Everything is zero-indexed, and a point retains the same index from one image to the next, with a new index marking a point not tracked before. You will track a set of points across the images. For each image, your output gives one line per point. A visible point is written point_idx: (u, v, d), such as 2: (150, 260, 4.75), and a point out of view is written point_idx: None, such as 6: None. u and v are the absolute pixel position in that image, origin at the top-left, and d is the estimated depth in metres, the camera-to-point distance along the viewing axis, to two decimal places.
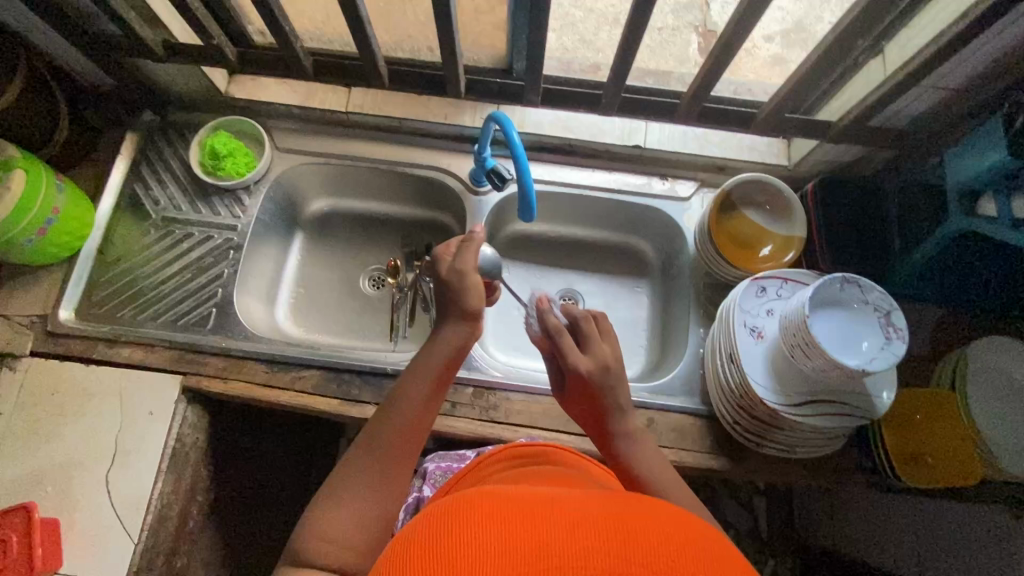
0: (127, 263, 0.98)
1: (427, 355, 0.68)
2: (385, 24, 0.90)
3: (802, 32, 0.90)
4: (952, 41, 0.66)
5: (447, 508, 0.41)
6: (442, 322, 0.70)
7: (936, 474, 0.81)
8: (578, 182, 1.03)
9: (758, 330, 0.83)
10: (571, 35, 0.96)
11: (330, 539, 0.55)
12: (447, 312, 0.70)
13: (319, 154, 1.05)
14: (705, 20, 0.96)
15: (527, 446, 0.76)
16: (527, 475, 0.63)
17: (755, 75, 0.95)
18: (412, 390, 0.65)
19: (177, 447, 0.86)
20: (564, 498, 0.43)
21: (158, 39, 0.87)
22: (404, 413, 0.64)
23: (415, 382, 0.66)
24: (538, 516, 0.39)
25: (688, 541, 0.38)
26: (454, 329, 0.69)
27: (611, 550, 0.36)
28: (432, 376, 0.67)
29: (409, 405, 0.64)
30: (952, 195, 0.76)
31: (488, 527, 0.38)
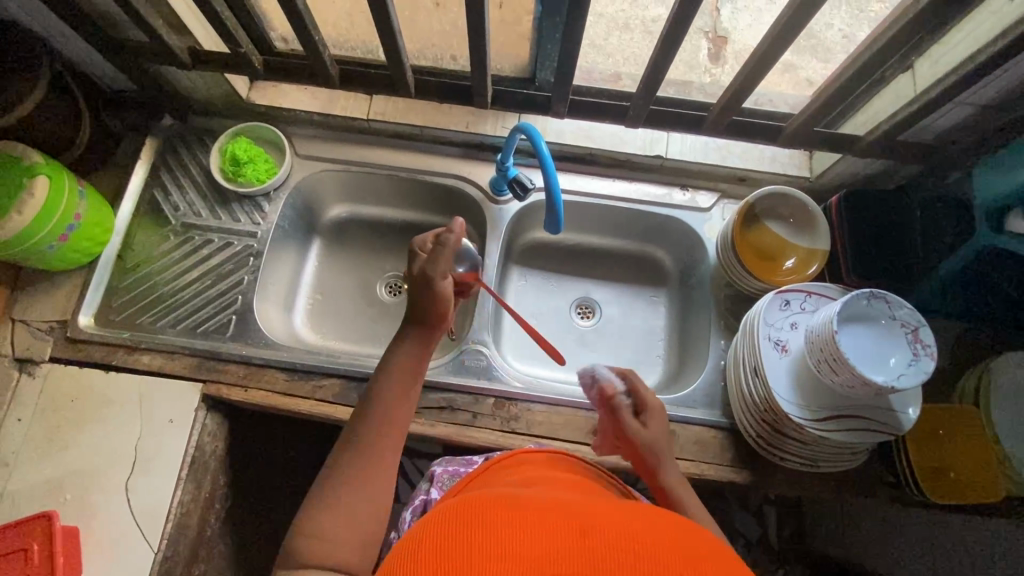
0: (147, 269, 0.98)
1: (399, 351, 0.70)
2: (411, 33, 0.90)
3: (811, 38, 0.89)
4: (990, 60, 0.66)
5: (461, 508, 0.41)
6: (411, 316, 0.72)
7: (958, 490, 0.80)
8: (598, 192, 1.03)
9: (782, 343, 0.82)
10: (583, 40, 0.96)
11: (326, 536, 0.53)
12: (420, 307, 0.71)
13: (339, 162, 1.05)
14: (716, 24, 0.95)
15: (538, 454, 0.74)
16: (536, 480, 0.61)
17: (767, 83, 0.94)
18: (387, 382, 0.66)
19: (197, 454, 0.86)
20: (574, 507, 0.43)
21: (185, 46, 0.87)
22: (384, 405, 0.64)
23: (393, 376, 0.67)
24: (553, 521, 0.39)
25: (697, 547, 0.39)
26: (422, 322, 0.71)
27: (622, 549, 0.37)
28: (407, 369, 0.68)
29: (386, 397, 0.65)
30: (980, 212, 0.80)
31: (501, 525, 0.38)
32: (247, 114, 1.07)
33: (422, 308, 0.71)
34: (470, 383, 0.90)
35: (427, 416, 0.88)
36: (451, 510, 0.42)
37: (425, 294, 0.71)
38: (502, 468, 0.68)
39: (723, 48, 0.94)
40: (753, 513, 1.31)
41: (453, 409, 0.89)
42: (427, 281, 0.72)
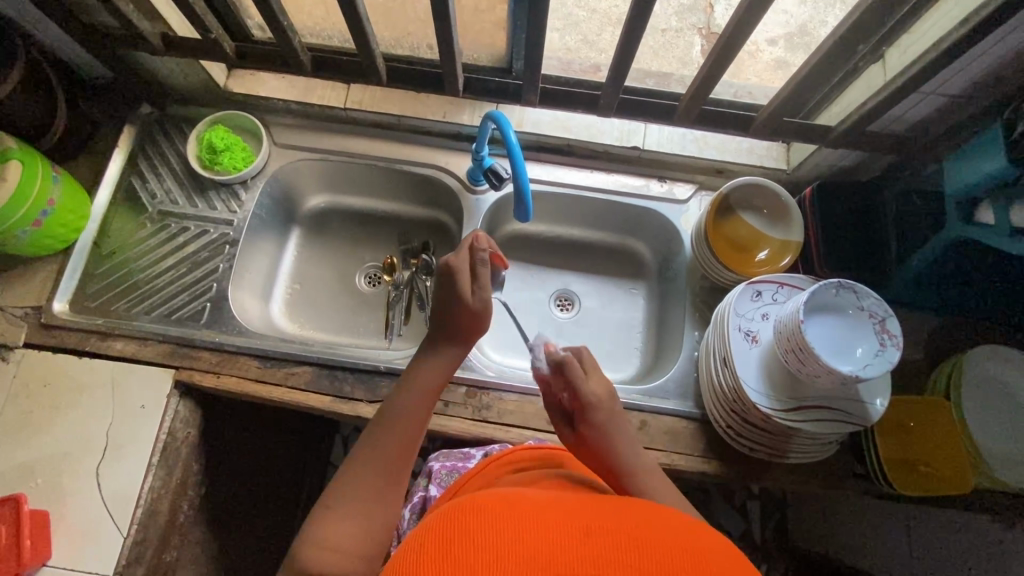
0: (124, 255, 0.98)
1: (422, 369, 0.71)
2: (384, 22, 0.89)
3: (806, 36, 0.83)
4: (955, 46, 0.65)
5: (472, 514, 0.41)
6: (438, 341, 0.74)
7: (931, 482, 0.80)
8: (577, 183, 1.03)
9: (753, 333, 0.82)
10: (575, 35, 0.92)
11: (336, 546, 0.55)
12: (451, 328, 0.73)
13: (317, 152, 1.05)
14: (710, 20, 0.88)
15: (529, 449, 0.73)
16: (535, 479, 0.61)
17: (758, 79, 0.92)
18: (405, 399, 0.68)
19: (169, 440, 0.86)
20: (579, 504, 0.45)
21: (157, 32, 0.87)
22: (404, 421, 0.66)
23: (413, 391, 0.69)
24: (567, 525, 0.39)
25: (697, 531, 0.42)
26: (446, 345, 0.73)
27: (641, 548, 0.38)
28: (430, 388, 0.70)
29: (405, 415, 0.67)
30: (950, 201, 0.75)
31: (524, 535, 0.38)
32: (226, 102, 1.07)
33: (449, 334, 0.73)
34: None
35: None
36: (461, 517, 0.41)
37: (456, 316, 0.73)
38: (503, 468, 0.69)
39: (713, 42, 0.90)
40: (737, 508, 1.31)
41: None
42: (457, 307, 0.73)
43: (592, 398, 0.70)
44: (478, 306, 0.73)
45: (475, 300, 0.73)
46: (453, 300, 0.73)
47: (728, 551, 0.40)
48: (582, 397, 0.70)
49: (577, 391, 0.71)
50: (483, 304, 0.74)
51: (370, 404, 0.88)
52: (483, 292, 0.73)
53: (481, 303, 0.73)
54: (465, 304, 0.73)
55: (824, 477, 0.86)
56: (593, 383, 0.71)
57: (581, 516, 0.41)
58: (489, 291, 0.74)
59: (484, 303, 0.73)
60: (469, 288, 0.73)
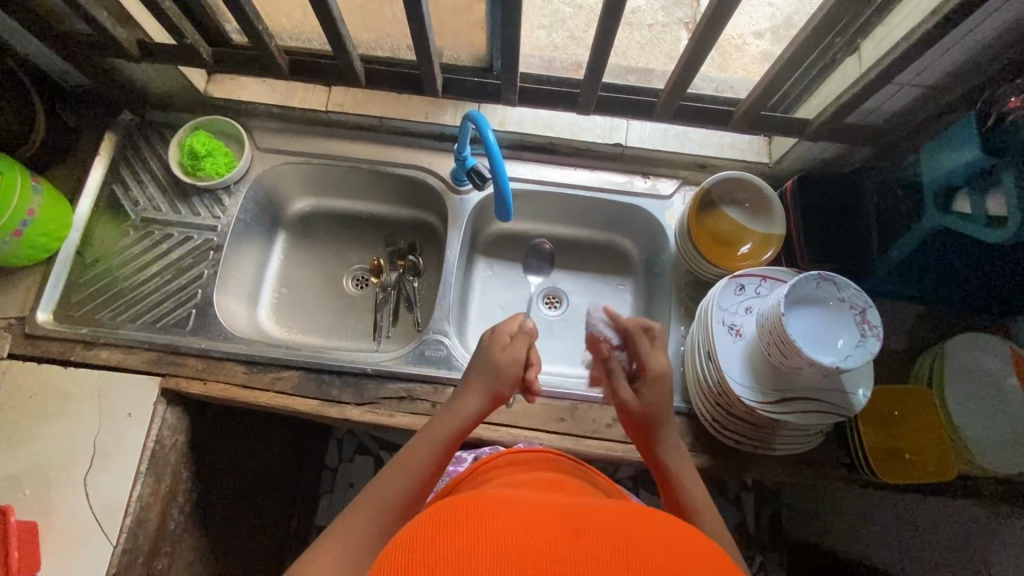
0: (107, 263, 0.98)
1: (448, 412, 0.73)
2: (361, 24, 0.89)
3: (791, 28, 0.84)
4: (925, 37, 0.66)
5: (463, 518, 0.40)
6: (462, 392, 0.75)
7: (914, 470, 0.81)
8: (560, 181, 1.04)
9: (736, 327, 0.83)
10: (561, 31, 0.93)
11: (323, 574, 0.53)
12: (478, 377, 0.75)
13: (300, 155, 1.05)
14: (694, 15, 0.93)
15: (526, 452, 0.72)
16: (526, 481, 0.60)
17: (743, 72, 0.92)
18: (426, 441, 0.68)
19: (157, 448, 0.86)
20: (579, 505, 0.45)
21: (133, 39, 0.87)
22: (421, 459, 0.66)
23: (433, 434, 0.69)
24: (557, 528, 0.39)
25: (681, 528, 0.43)
26: (470, 397, 0.74)
27: (634, 548, 0.38)
28: (450, 433, 0.70)
29: (424, 455, 0.67)
30: (926, 191, 0.75)
31: (518, 539, 0.38)
32: (208, 107, 1.06)
33: (475, 388, 0.74)
34: (427, 372, 0.90)
35: (387, 407, 0.88)
36: (453, 520, 0.40)
37: (487, 374, 0.75)
38: (496, 470, 0.67)
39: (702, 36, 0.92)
40: (731, 500, 1.32)
41: (413, 399, 0.88)
42: (492, 364, 0.75)
43: (654, 367, 0.77)
44: (508, 367, 0.75)
45: (508, 359, 0.76)
46: (484, 362, 0.76)
47: (711, 549, 0.41)
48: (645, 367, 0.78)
49: (642, 359, 0.78)
50: (515, 363, 0.76)
51: (358, 407, 0.88)
52: (517, 353, 0.76)
53: (513, 360, 0.76)
54: (501, 362, 0.76)
55: (812, 468, 0.86)
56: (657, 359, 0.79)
57: (581, 520, 0.41)
58: (524, 353, 0.77)
59: (519, 362, 0.76)
60: (502, 349, 0.77)
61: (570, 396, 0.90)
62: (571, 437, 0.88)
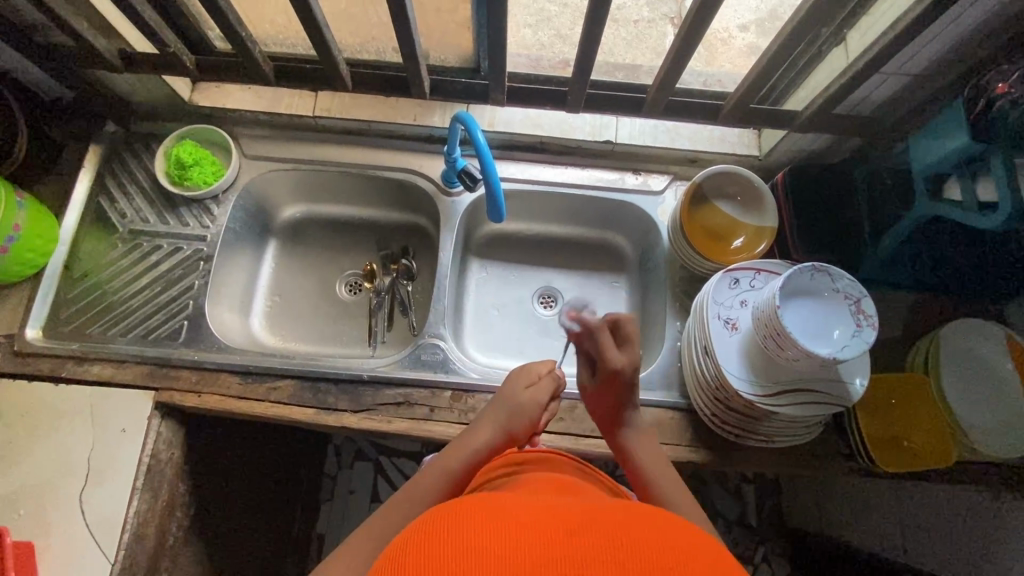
0: (96, 277, 0.97)
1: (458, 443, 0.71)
2: (346, 28, 0.88)
3: (776, 21, 0.83)
4: (912, 26, 0.66)
5: (462, 518, 0.40)
6: (477, 425, 0.74)
7: (913, 457, 0.82)
8: (551, 180, 1.03)
9: (732, 321, 0.83)
10: (547, 30, 0.92)
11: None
12: (498, 413, 0.74)
13: (289, 161, 1.04)
14: (679, 10, 0.91)
15: (528, 454, 0.72)
16: (530, 481, 0.60)
17: (731, 66, 0.92)
18: (436, 471, 0.67)
19: (152, 463, 0.85)
20: (585, 505, 0.45)
21: (114, 49, 0.86)
22: (430, 485, 0.65)
23: (445, 463, 0.68)
24: (557, 528, 0.39)
25: (682, 526, 0.43)
26: (485, 431, 0.72)
27: (633, 546, 0.38)
28: (459, 465, 0.68)
29: (435, 482, 0.65)
30: (917, 177, 0.76)
31: (515, 536, 0.38)
32: (193, 116, 1.05)
33: (491, 422, 0.73)
34: (424, 377, 0.90)
35: (384, 413, 0.87)
36: (452, 520, 0.40)
37: (506, 411, 0.74)
38: (499, 474, 0.67)
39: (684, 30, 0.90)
40: (732, 493, 1.32)
41: (411, 404, 0.88)
42: (512, 402, 0.75)
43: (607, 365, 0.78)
44: (528, 409, 0.75)
45: (529, 400, 0.76)
46: (505, 400, 0.76)
47: (711, 546, 0.41)
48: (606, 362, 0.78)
49: (602, 354, 0.79)
50: (535, 405, 0.76)
51: (355, 414, 0.87)
52: (540, 394, 0.77)
53: (534, 400, 0.76)
54: (521, 401, 0.76)
55: (812, 459, 0.86)
56: (620, 354, 0.79)
57: (587, 518, 0.41)
58: (545, 396, 0.78)
59: (542, 403, 0.77)
60: (525, 389, 0.78)
61: (569, 395, 0.90)
62: (571, 437, 0.88)
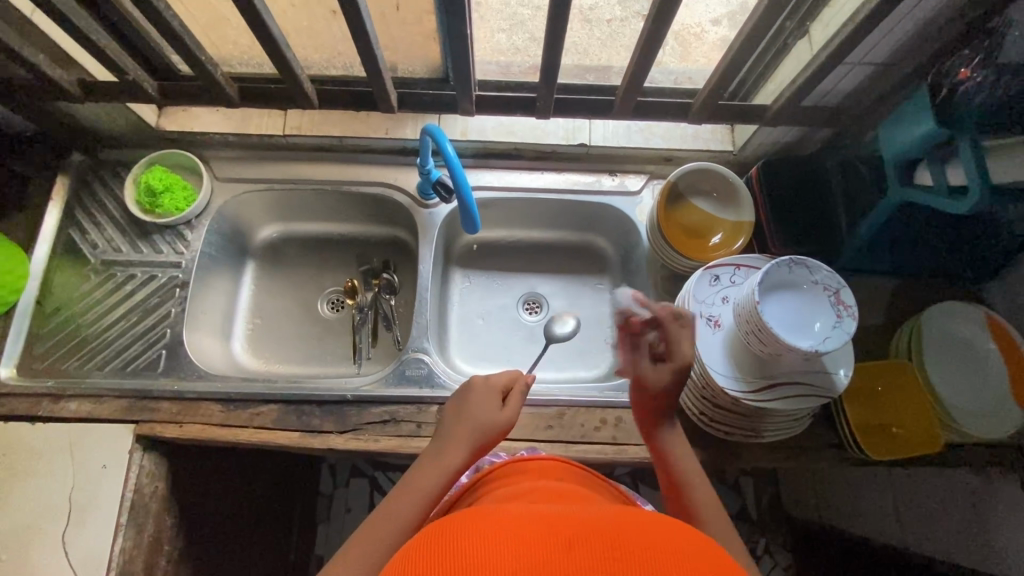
0: (70, 311, 0.95)
1: (430, 462, 0.67)
2: (310, 45, 0.88)
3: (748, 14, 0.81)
4: (871, 16, 0.66)
5: (451, 539, 0.39)
6: (448, 439, 0.69)
7: (902, 443, 0.82)
8: (528, 186, 1.03)
9: (714, 318, 0.82)
10: (522, 34, 0.88)
11: None
12: (471, 430, 0.69)
13: (262, 181, 1.03)
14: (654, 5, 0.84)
15: (525, 461, 0.70)
16: (528, 491, 0.59)
17: (703, 61, 0.91)
18: (420, 486, 0.64)
19: (136, 498, 0.83)
20: (588, 514, 0.44)
21: (73, 79, 0.84)
22: (419, 496, 0.63)
23: (425, 479, 0.65)
24: (551, 542, 0.38)
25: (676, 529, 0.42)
26: (457, 449, 0.68)
27: (629, 556, 0.37)
28: (436, 484, 0.65)
29: (421, 495, 0.64)
30: (888, 165, 0.76)
31: (508, 555, 0.37)
32: (162, 142, 1.04)
33: (466, 443, 0.68)
34: (410, 393, 0.89)
35: (371, 432, 0.86)
36: (442, 543, 0.39)
37: (479, 429, 0.69)
38: (498, 481, 0.66)
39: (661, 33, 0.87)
40: (730, 486, 1.32)
41: (397, 421, 0.86)
42: (487, 420, 0.70)
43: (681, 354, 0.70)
44: (501, 428, 0.71)
45: (501, 416, 0.72)
46: (477, 415, 0.70)
47: (707, 548, 0.40)
48: (677, 352, 0.70)
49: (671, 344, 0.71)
50: (506, 421, 0.72)
51: (341, 435, 0.86)
52: (513, 411, 0.72)
53: (507, 417, 0.72)
54: (494, 415, 0.71)
55: (804, 452, 0.86)
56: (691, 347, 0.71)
57: (593, 530, 0.40)
58: (516, 411, 0.74)
59: (514, 417, 0.72)
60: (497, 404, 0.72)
61: (557, 401, 0.89)
62: (561, 444, 0.87)
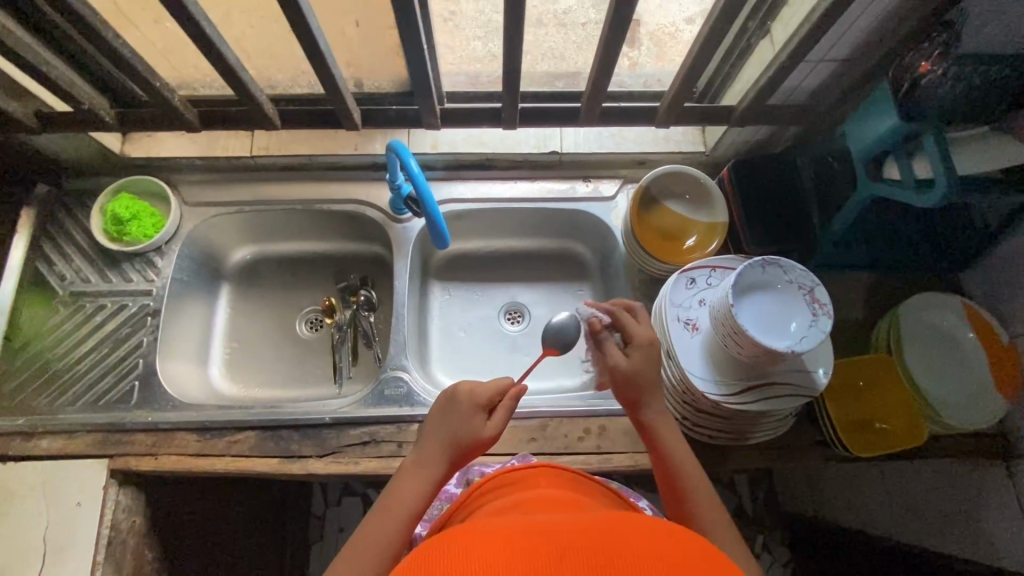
0: (38, 345, 0.93)
1: (409, 475, 0.65)
2: (272, 65, 0.87)
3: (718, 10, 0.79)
4: (827, 15, 0.66)
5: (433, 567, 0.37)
6: (427, 451, 0.66)
7: (886, 439, 0.81)
8: (502, 196, 1.02)
9: (692, 322, 0.82)
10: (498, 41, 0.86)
11: None
12: (448, 441, 0.66)
13: (232, 204, 1.01)
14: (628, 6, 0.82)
15: (519, 471, 0.67)
16: (517, 504, 0.56)
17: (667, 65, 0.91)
18: (400, 500, 0.63)
19: (113, 535, 0.81)
20: (572, 523, 0.42)
21: (30, 111, 0.83)
22: (397, 510, 0.62)
23: (406, 491, 0.63)
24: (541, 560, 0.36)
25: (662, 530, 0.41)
26: (435, 472, 0.65)
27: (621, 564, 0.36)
28: (416, 498, 0.63)
29: (401, 509, 0.62)
30: (857, 161, 0.76)
31: None
32: (129, 169, 1.02)
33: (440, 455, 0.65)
34: (389, 412, 0.87)
35: (351, 454, 0.85)
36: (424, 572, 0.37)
37: (456, 439, 0.66)
38: (490, 493, 0.63)
39: (637, 31, 0.87)
40: (725, 486, 1.31)
41: (378, 442, 0.85)
42: (465, 432, 0.67)
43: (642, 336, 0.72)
44: (482, 441, 0.67)
45: (483, 427, 0.67)
46: (456, 427, 0.67)
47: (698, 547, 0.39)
48: (636, 337, 0.72)
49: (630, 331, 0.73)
50: (489, 432, 0.68)
51: (321, 459, 0.84)
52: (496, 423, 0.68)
53: (489, 429, 0.67)
54: (477, 431, 0.67)
55: (791, 451, 0.86)
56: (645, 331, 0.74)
57: (581, 541, 0.38)
58: (503, 422, 0.68)
59: (498, 431, 0.68)
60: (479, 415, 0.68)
61: (539, 413, 0.88)
62: (546, 456, 0.86)
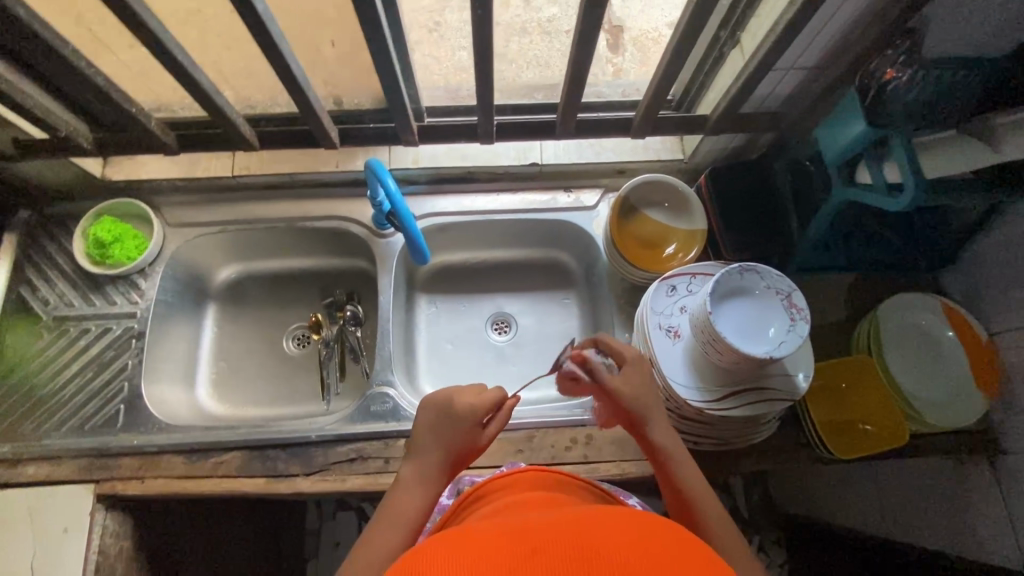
0: (22, 371, 0.92)
1: (409, 484, 0.65)
2: (250, 86, 0.87)
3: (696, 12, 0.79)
4: (790, 26, 0.68)
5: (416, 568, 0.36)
6: (424, 457, 0.66)
7: (863, 442, 0.82)
8: (484, 208, 1.03)
9: (674, 329, 0.82)
10: None
11: None
12: (446, 445, 0.66)
13: (214, 224, 1.01)
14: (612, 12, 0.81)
15: (513, 473, 0.66)
16: (510, 505, 0.56)
17: (641, 77, 0.93)
18: (401, 509, 0.62)
19: (100, 560, 0.81)
20: (553, 517, 0.42)
21: (8, 138, 0.83)
22: (400, 519, 0.61)
23: (406, 500, 0.63)
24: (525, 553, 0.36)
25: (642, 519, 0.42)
26: (433, 478, 0.65)
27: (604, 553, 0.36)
28: (416, 506, 0.63)
29: (404, 517, 0.62)
30: (830, 166, 0.77)
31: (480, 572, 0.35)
32: (111, 191, 1.02)
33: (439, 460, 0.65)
34: (375, 428, 0.87)
35: (338, 471, 0.85)
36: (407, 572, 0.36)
37: (455, 443, 0.66)
38: (486, 495, 0.63)
39: (620, 36, 0.91)
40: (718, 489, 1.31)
41: (364, 459, 0.85)
42: (462, 436, 0.67)
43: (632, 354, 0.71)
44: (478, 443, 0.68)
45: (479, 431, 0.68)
46: (454, 430, 0.67)
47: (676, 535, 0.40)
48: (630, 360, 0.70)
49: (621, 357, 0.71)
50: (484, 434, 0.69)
51: (308, 477, 0.84)
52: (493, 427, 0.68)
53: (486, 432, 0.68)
54: (475, 437, 0.67)
55: (776, 455, 0.86)
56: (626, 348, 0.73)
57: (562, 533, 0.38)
58: (497, 425, 0.69)
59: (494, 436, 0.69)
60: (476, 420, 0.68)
61: (525, 424, 0.88)
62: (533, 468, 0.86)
